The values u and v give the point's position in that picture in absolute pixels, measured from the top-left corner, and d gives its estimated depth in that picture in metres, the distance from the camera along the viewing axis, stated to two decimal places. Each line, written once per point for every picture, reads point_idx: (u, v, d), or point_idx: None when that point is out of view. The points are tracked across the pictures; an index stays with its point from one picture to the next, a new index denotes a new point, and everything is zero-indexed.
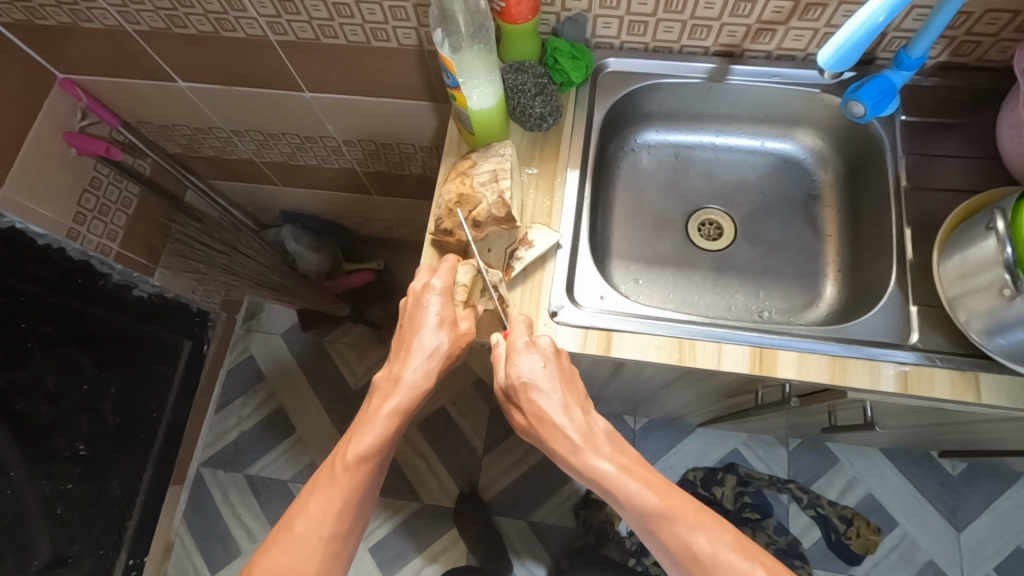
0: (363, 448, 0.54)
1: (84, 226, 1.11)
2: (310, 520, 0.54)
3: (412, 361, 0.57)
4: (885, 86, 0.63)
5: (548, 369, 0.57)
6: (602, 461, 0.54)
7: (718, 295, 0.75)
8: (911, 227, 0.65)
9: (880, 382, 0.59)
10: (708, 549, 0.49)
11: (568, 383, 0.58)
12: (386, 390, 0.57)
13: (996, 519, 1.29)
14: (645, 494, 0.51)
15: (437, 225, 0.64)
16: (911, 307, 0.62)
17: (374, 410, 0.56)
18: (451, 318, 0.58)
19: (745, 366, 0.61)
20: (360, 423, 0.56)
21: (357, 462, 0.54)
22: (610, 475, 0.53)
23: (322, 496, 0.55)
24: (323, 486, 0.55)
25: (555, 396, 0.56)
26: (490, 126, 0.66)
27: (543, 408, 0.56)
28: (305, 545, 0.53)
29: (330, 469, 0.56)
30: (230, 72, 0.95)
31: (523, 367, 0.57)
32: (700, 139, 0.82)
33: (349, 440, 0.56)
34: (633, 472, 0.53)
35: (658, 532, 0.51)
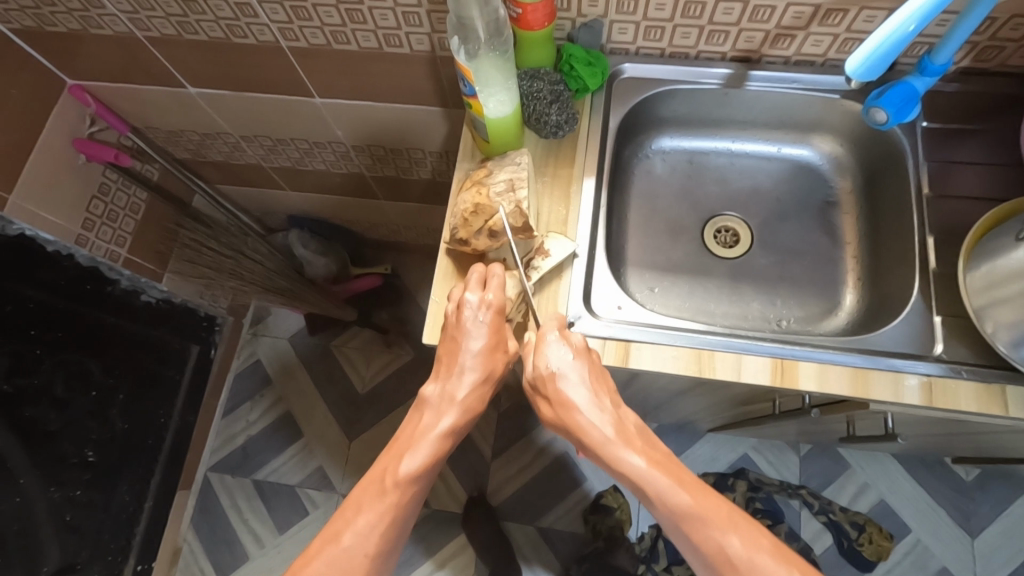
0: (415, 467, 0.55)
1: (92, 232, 1.12)
2: (356, 535, 0.54)
3: (463, 378, 0.57)
4: (909, 92, 0.61)
5: (575, 360, 0.57)
6: (633, 456, 0.53)
7: (735, 304, 0.74)
8: (934, 235, 0.64)
9: (904, 395, 0.58)
10: (740, 552, 0.50)
11: (598, 376, 0.58)
12: (438, 408, 0.58)
13: (1010, 526, 1.27)
14: (679, 493, 0.52)
15: (452, 234, 0.63)
16: (933, 318, 0.62)
17: (425, 426, 0.57)
18: (499, 337, 0.59)
19: (766, 378, 0.60)
20: (407, 440, 0.57)
21: (408, 479, 0.55)
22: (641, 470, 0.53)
23: (367, 512, 0.55)
24: (369, 502, 0.55)
25: (582, 388, 0.56)
26: (506, 134, 0.65)
27: (569, 400, 0.56)
28: (351, 560, 0.53)
29: (376, 485, 0.55)
30: (241, 78, 0.94)
31: (548, 358, 0.57)
32: (715, 145, 0.81)
33: (398, 457, 0.56)
34: (664, 468, 0.53)
35: (691, 534, 0.51)
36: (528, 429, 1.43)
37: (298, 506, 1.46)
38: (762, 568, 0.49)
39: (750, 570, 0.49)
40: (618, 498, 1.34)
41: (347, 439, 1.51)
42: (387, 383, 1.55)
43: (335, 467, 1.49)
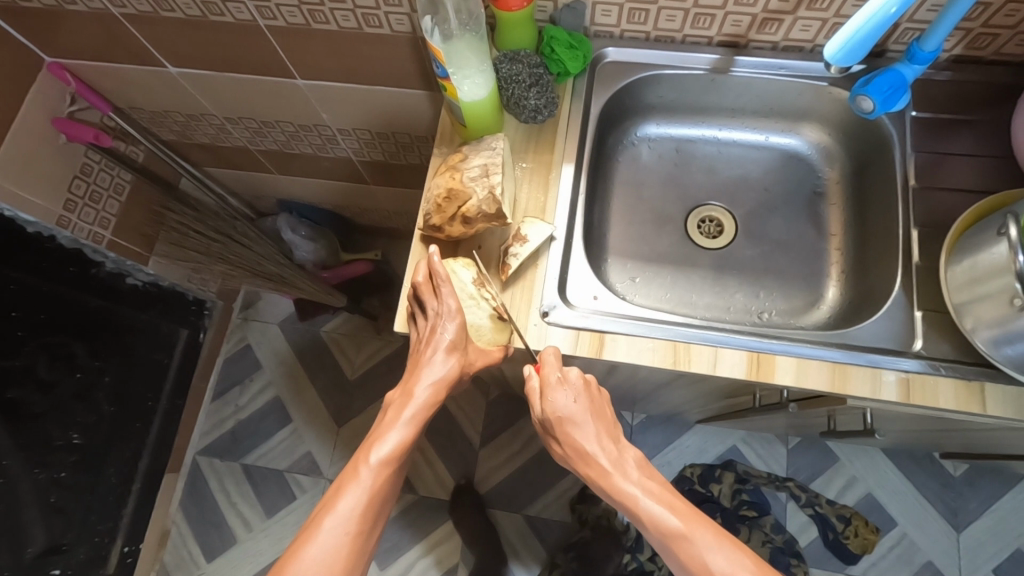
0: (390, 449, 0.54)
1: (74, 214, 1.11)
2: (342, 517, 0.53)
3: (427, 378, 0.56)
4: (896, 80, 0.60)
5: (579, 403, 0.58)
6: (655, 504, 0.54)
7: (716, 294, 0.73)
8: (919, 228, 0.63)
9: (881, 391, 0.57)
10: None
11: (599, 412, 0.59)
12: (404, 401, 0.57)
13: (997, 521, 1.27)
14: (712, 556, 0.51)
15: (425, 220, 0.62)
16: (915, 312, 0.60)
17: (393, 418, 0.56)
18: (454, 351, 0.57)
19: (742, 372, 0.59)
20: (378, 430, 0.56)
21: (383, 465, 0.54)
22: (675, 529, 0.52)
23: (348, 494, 0.53)
24: (347, 486, 0.54)
25: (601, 431, 0.58)
26: (482, 119, 0.64)
27: (591, 448, 0.57)
28: (331, 541, 0.52)
29: (351, 469, 0.54)
30: (222, 58, 0.93)
31: (566, 405, 0.57)
32: (702, 133, 0.79)
33: (372, 442, 0.55)
34: (696, 524, 0.53)
35: None
36: (517, 418, 1.43)
37: (287, 491, 1.47)
38: None
39: None
40: None
41: (336, 425, 1.51)
42: (377, 370, 1.55)
43: (323, 452, 1.49)
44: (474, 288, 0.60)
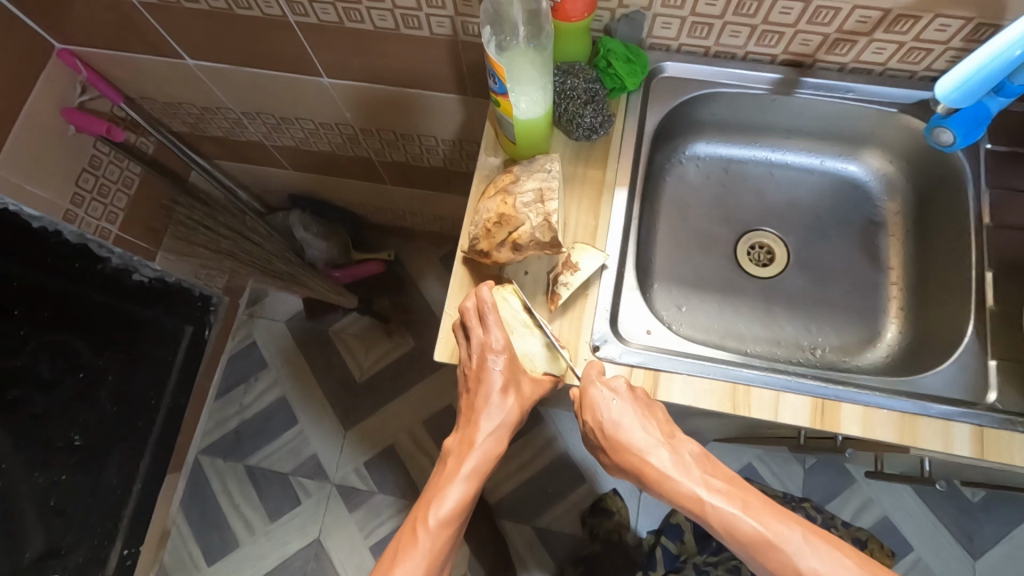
0: (450, 506, 0.50)
1: (82, 208, 1.05)
2: None
3: (486, 422, 0.53)
4: (979, 113, 0.55)
5: (623, 404, 0.53)
6: (724, 503, 0.48)
7: (767, 327, 0.70)
8: (992, 270, 0.60)
9: (954, 445, 0.54)
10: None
11: (648, 412, 0.54)
12: (462, 452, 0.53)
13: (1013, 548, 1.26)
14: (802, 556, 0.45)
15: (472, 245, 0.57)
16: (988, 361, 0.57)
17: (449, 473, 0.53)
18: (508, 386, 0.54)
19: (805, 419, 0.55)
20: (433, 488, 0.52)
21: (442, 527, 0.50)
22: (753, 533, 0.46)
23: (406, 562, 0.49)
24: (405, 552, 0.50)
25: (651, 431, 0.53)
26: (534, 136, 0.59)
27: (643, 451, 0.52)
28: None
29: (409, 533, 0.51)
30: (245, 51, 0.87)
31: (608, 409, 0.53)
32: (755, 154, 0.75)
33: (430, 501, 0.51)
34: (777, 523, 0.47)
35: None
36: (529, 427, 1.40)
37: (291, 494, 1.44)
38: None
39: None
40: (618, 501, 1.32)
41: (343, 428, 1.47)
42: (387, 373, 1.51)
43: (329, 456, 1.46)
44: (526, 316, 0.57)
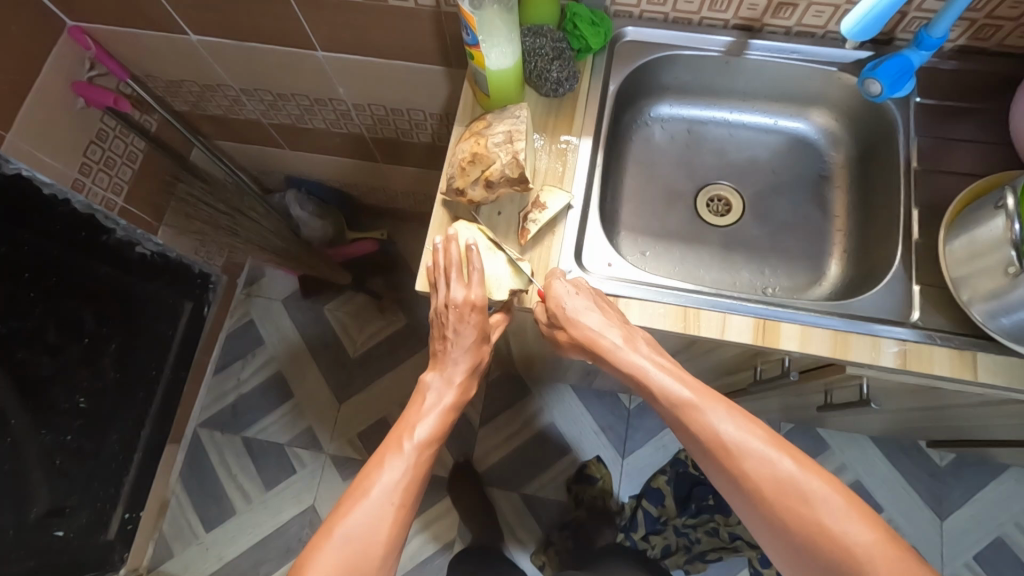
0: (430, 429, 0.64)
1: (89, 177, 1.11)
2: (387, 488, 0.61)
3: (459, 365, 0.67)
4: (904, 65, 0.63)
5: (581, 297, 0.61)
6: (665, 377, 0.59)
7: (724, 270, 0.76)
8: (919, 208, 0.66)
9: (880, 358, 0.60)
10: (788, 466, 0.54)
11: (603, 305, 0.62)
12: (438, 390, 0.67)
13: (979, 510, 1.31)
14: (723, 424, 0.56)
15: (449, 183, 0.64)
16: (913, 286, 0.63)
17: (428, 404, 0.66)
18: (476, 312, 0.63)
19: (749, 337, 0.61)
20: (414, 415, 0.66)
21: (423, 443, 0.64)
22: (686, 400, 0.58)
23: (391, 469, 0.62)
24: (391, 462, 0.63)
25: (605, 316, 0.61)
26: (506, 88, 0.66)
27: (596, 331, 0.60)
28: (381, 508, 0.60)
29: (394, 448, 0.64)
30: (244, 27, 0.94)
31: (570, 300, 0.61)
32: (714, 115, 0.81)
33: (412, 424, 0.65)
34: (709, 398, 0.58)
35: (723, 457, 0.56)
36: (516, 399, 1.46)
37: (287, 465, 1.49)
38: (753, 443, 0.55)
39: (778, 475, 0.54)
40: (601, 468, 1.37)
41: (337, 402, 1.53)
42: (379, 349, 1.56)
43: (324, 428, 1.51)
44: (487, 238, 0.63)
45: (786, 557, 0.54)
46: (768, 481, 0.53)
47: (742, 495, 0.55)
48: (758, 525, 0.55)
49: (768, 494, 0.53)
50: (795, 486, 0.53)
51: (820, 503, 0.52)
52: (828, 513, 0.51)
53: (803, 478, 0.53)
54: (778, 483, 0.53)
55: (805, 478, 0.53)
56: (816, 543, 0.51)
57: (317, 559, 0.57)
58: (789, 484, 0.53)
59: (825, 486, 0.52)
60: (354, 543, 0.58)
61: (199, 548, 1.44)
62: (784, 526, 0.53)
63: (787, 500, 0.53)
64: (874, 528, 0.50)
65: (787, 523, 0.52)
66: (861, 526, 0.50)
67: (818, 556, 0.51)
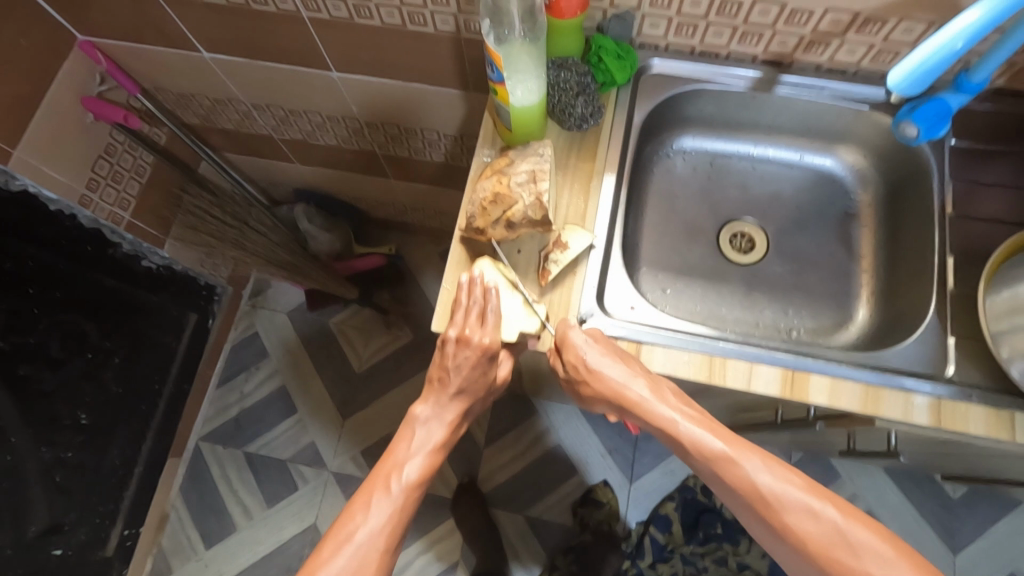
0: (418, 472, 0.59)
1: (97, 193, 1.08)
2: (372, 531, 0.57)
3: (453, 404, 0.62)
4: (940, 109, 0.60)
5: (597, 347, 0.59)
6: (695, 428, 0.56)
7: (747, 310, 0.74)
8: (953, 255, 0.64)
9: (912, 414, 0.58)
10: (834, 518, 0.50)
11: (621, 354, 0.60)
12: (428, 425, 0.62)
13: (992, 544, 1.29)
14: (759, 474, 0.53)
15: (469, 222, 0.62)
16: (948, 339, 0.61)
17: (417, 442, 0.61)
18: (486, 360, 0.60)
19: (776, 389, 0.59)
20: (402, 451, 0.60)
21: (410, 484, 0.59)
22: (720, 452, 0.54)
23: (376, 512, 0.58)
24: (376, 503, 0.58)
25: (625, 367, 0.58)
26: (530, 124, 0.64)
27: (620, 383, 0.58)
28: (365, 556, 0.56)
29: (381, 486, 0.59)
30: (257, 44, 0.92)
31: (589, 352, 0.58)
32: (738, 148, 0.79)
33: (399, 464, 0.60)
34: (741, 448, 0.54)
35: (765, 513, 0.52)
36: (523, 419, 1.44)
37: (289, 481, 1.47)
38: (790, 493, 0.51)
39: (824, 529, 0.50)
40: (608, 492, 1.35)
41: (340, 417, 1.51)
42: (384, 364, 1.54)
43: (327, 444, 1.49)
44: (508, 279, 0.61)
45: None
46: (818, 540, 0.50)
47: (792, 556, 0.51)
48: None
49: (815, 548, 0.50)
50: (843, 539, 0.49)
51: (869, 556, 0.48)
52: (881, 567, 0.47)
53: (850, 530, 0.49)
54: (825, 538, 0.49)
55: (854, 530, 0.49)
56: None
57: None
58: (836, 537, 0.49)
59: (872, 537, 0.49)
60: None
61: (199, 564, 1.41)
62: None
63: (835, 554, 0.49)
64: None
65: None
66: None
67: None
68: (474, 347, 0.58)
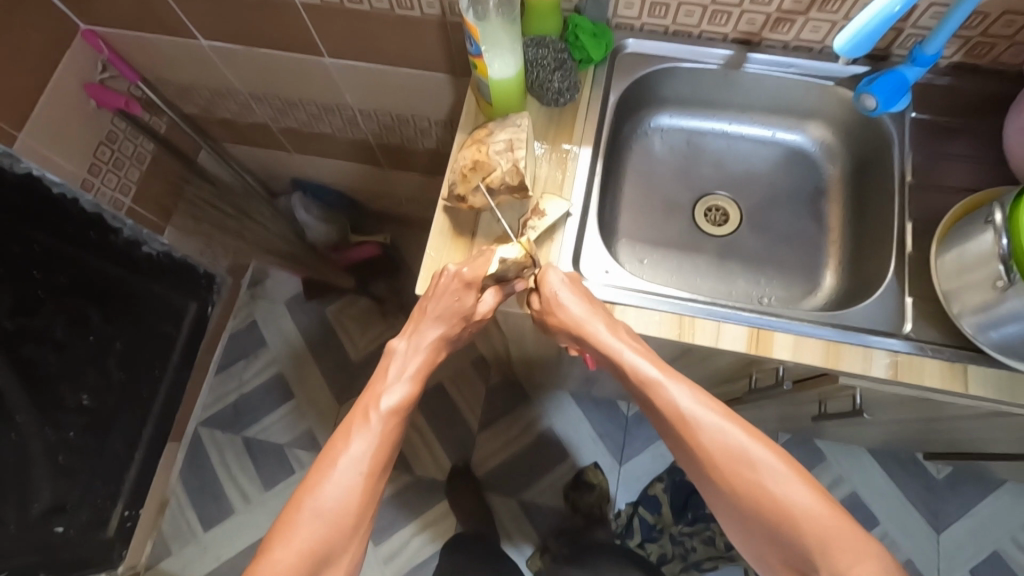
0: (397, 398, 0.61)
1: (98, 178, 1.12)
2: (357, 453, 0.59)
3: (429, 330, 0.64)
4: (898, 81, 0.64)
5: (568, 287, 0.62)
6: (638, 357, 0.59)
7: (720, 279, 0.77)
8: (913, 222, 0.67)
9: (871, 368, 0.61)
10: (741, 441, 0.55)
11: (589, 297, 0.63)
12: (406, 356, 0.64)
13: (976, 524, 1.31)
14: (682, 399, 0.58)
15: (451, 190, 0.65)
16: (906, 299, 0.64)
17: (395, 371, 0.63)
18: (465, 288, 0.62)
19: (742, 345, 0.62)
20: (382, 381, 0.63)
21: (392, 411, 0.61)
22: (653, 378, 0.58)
23: (357, 440, 0.59)
24: (358, 431, 0.60)
25: (587, 305, 0.61)
26: (508, 97, 0.67)
27: (580, 318, 0.61)
28: (350, 480, 0.58)
29: (362, 416, 0.61)
30: (254, 32, 0.96)
31: (560, 292, 0.61)
32: (713, 126, 0.83)
33: (378, 394, 0.62)
34: (672, 375, 0.59)
35: (682, 432, 0.57)
36: (516, 404, 1.47)
37: (285, 466, 1.49)
38: (708, 416, 0.57)
39: (728, 447, 0.56)
40: (598, 475, 1.38)
41: (337, 404, 1.54)
42: (380, 352, 1.57)
43: (323, 430, 1.52)
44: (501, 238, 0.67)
45: (729, 518, 0.58)
46: (727, 458, 0.55)
47: (700, 468, 0.57)
48: (706, 487, 0.58)
49: (721, 462, 0.56)
50: (744, 455, 0.55)
51: (765, 470, 0.55)
52: (771, 477, 0.54)
53: (752, 449, 0.55)
54: (731, 454, 0.55)
55: (754, 447, 0.55)
56: (759, 503, 0.54)
57: (289, 534, 0.56)
58: (738, 455, 0.55)
59: (770, 453, 0.55)
60: (326, 515, 0.57)
61: (197, 547, 1.44)
62: (729, 489, 0.55)
63: (738, 467, 0.55)
64: (818, 496, 0.53)
65: (737, 490, 0.55)
66: (803, 490, 0.53)
67: (758, 515, 0.54)
68: (452, 275, 0.62)
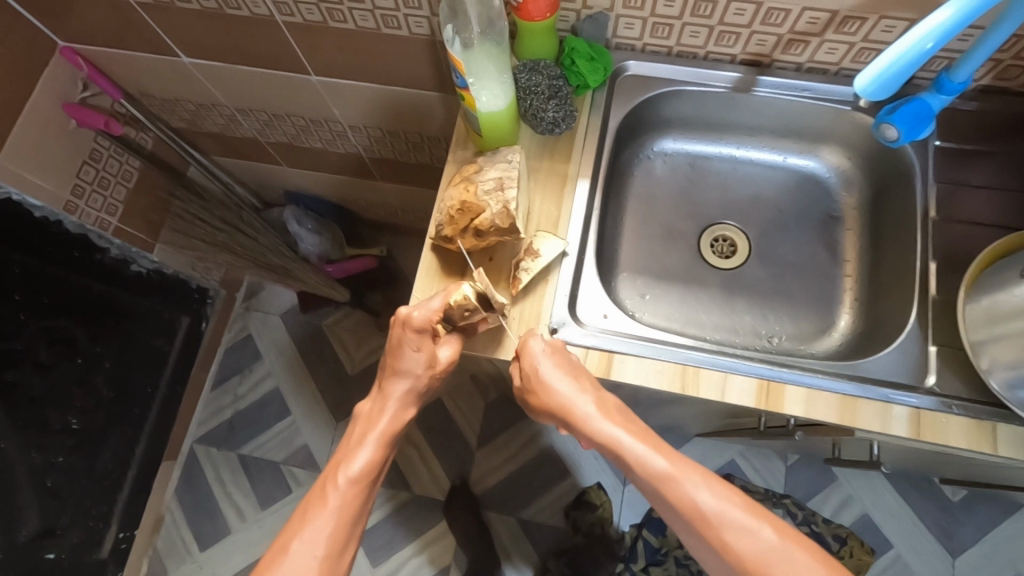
0: (357, 468, 0.58)
1: (83, 199, 1.08)
2: (315, 530, 0.56)
3: (393, 390, 0.61)
4: (922, 110, 0.58)
5: (552, 361, 0.58)
6: (640, 447, 0.55)
7: (727, 316, 0.72)
8: (936, 260, 0.62)
9: (891, 426, 0.56)
10: (771, 540, 0.50)
11: (575, 370, 0.59)
12: (368, 422, 0.61)
13: (992, 548, 1.26)
14: (701, 494, 0.52)
15: (437, 231, 0.61)
16: (929, 347, 0.59)
17: (358, 440, 0.60)
18: (419, 334, 0.58)
19: (751, 400, 0.58)
20: (344, 453, 0.60)
21: (350, 484, 0.57)
22: (663, 472, 0.53)
23: (315, 522, 0.56)
24: (315, 510, 0.57)
25: (576, 382, 0.58)
26: (500, 128, 0.63)
27: (568, 398, 0.57)
28: (303, 565, 0.54)
29: (320, 493, 0.58)
30: (237, 48, 0.91)
31: (545, 364, 0.58)
32: (720, 150, 0.78)
33: (339, 465, 0.59)
34: (683, 464, 0.54)
35: (705, 532, 0.51)
36: (515, 421, 1.43)
37: (281, 483, 1.47)
38: (732, 515, 0.51)
39: (759, 549, 0.50)
40: (601, 495, 1.32)
41: (334, 419, 1.50)
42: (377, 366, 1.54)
43: (320, 446, 1.49)
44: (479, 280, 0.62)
45: None
46: (758, 561, 0.49)
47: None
48: None
49: (753, 567, 0.50)
50: (778, 558, 0.49)
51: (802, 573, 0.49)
52: None
53: (784, 549, 0.50)
54: (762, 557, 0.49)
55: (786, 548, 0.49)
56: None
57: None
58: (770, 557, 0.49)
59: (805, 555, 0.49)
60: None
61: (193, 565, 1.42)
62: None
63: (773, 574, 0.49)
64: None
65: None
66: None
67: None
68: (402, 322, 0.58)
